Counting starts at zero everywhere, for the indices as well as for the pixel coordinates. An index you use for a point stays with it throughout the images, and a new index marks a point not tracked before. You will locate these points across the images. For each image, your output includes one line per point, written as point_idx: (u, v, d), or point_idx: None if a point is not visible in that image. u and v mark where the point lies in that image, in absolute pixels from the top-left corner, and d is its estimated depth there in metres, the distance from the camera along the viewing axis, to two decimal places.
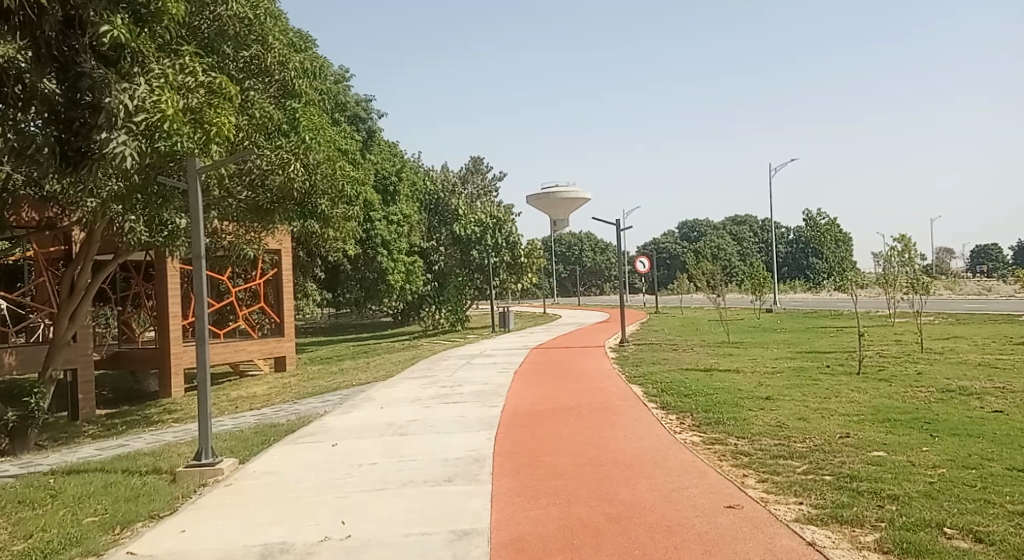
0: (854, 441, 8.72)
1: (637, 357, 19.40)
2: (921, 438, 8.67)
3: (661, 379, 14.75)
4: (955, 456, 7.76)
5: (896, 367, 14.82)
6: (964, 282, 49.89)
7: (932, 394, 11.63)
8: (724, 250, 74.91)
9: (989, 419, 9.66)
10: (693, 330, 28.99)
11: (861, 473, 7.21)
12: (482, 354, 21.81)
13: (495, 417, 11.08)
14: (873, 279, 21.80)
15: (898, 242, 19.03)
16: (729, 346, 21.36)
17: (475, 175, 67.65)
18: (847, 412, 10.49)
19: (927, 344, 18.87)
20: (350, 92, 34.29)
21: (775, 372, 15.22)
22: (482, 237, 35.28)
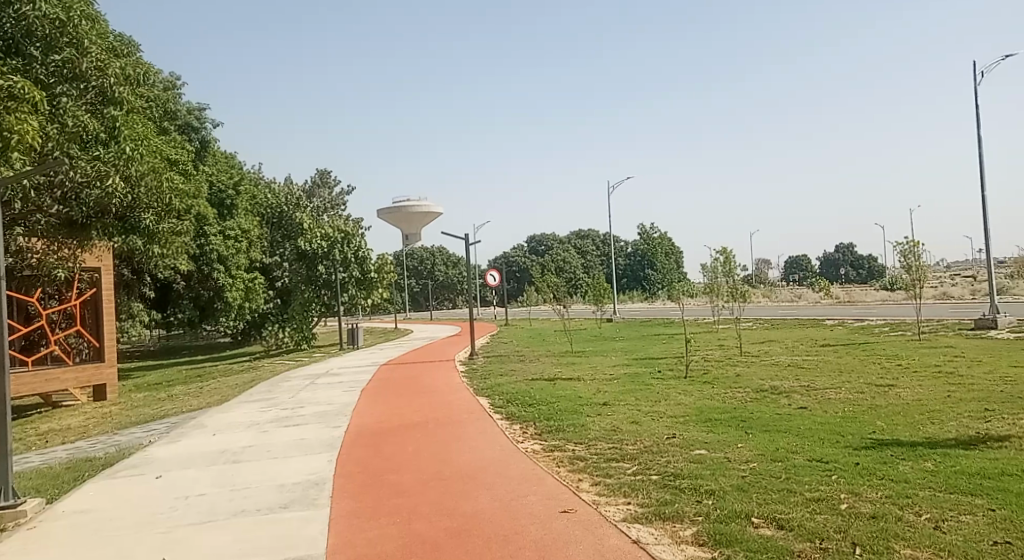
0: (680, 441, 9.30)
1: (485, 369, 19.63)
2: (738, 436, 9.40)
3: (507, 390, 15.01)
4: (765, 451, 8.48)
5: (718, 370, 15.99)
6: (779, 290, 54.73)
7: (748, 395, 12.66)
8: (569, 263, 77.48)
9: (795, 415, 10.68)
10: (539, 341, 29.81)
11: (684, 471, 7.71)
12: (326, 372, 21.22)
13: (336, 437, 10.78)
14: (700, 289, 23.42)
15: (720, 254, 20.59)
16: (572, 356, 22.11)
17: (322, 188, 65.87)
18: (674, 414, 11.18)
19: (746, 348, 20.47)
20: (180, 100, 32.28)
21: (613, 379, 15.91)
22: (329, 251, 34.31)
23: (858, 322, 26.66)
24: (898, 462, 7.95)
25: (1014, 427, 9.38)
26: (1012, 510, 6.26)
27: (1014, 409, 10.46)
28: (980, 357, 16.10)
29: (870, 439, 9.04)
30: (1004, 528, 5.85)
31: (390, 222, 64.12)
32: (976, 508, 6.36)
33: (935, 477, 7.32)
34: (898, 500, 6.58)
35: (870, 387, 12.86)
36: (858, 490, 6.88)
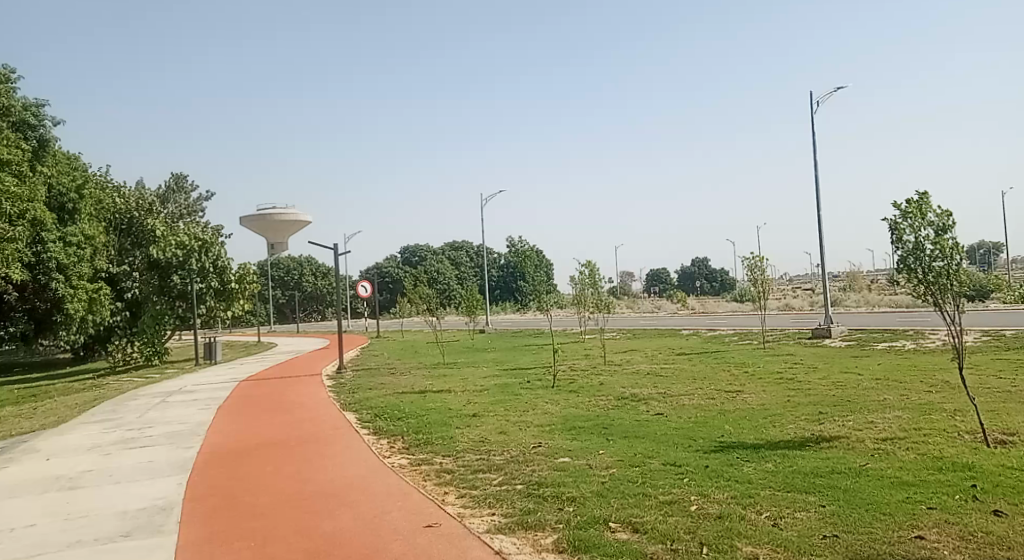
0: (545, 450, 9.47)
1: (353, 383, 19.19)
2: (600, 442, 9.69)
3: (374, 404, 14.74)
4: (625, 457, 8.80)
5: (583, 379, 16.45)
6: (642, 302, 57.13)
7: (610, 402, 13.10)
8: (442, 275, 77.34)
9: (652, 421, 11.16)
10: (410, 353, 29.53)
11: (548, 480, 7.86)
12: (180, 389, 19.98)
13: (189, 458, 10.18)
14: (568, 300, 24.02)
15: (586, 266, 21.25)
16: (442, 367, 22.05)
17: (178, 193, 62.21)
18: (540, 423, 11.40)
19: (610, 357, 21.19)
20: (14, 94, 29.48)
21: (483, 389, 16.00)
22: (185, 261, 32.49)
23: (711, 332, 28.25)
24: (743, 464, 8.48)
25: (844, 428, 10.25)
26: (840, 505, 6.84)
27: (844, 411, 11.44)
28: (816, 363, 17.49)
29: (719, 442, 9.59)
30: (833, 521, 6.38)
31: (254, 230, 61.57)
32: (809, 504, 6.89)
33: (775, 476, 7.87)
34: (743, 500, 7.02)
35: (721, 393, 13.66)
36: (707, 492, 7.28)
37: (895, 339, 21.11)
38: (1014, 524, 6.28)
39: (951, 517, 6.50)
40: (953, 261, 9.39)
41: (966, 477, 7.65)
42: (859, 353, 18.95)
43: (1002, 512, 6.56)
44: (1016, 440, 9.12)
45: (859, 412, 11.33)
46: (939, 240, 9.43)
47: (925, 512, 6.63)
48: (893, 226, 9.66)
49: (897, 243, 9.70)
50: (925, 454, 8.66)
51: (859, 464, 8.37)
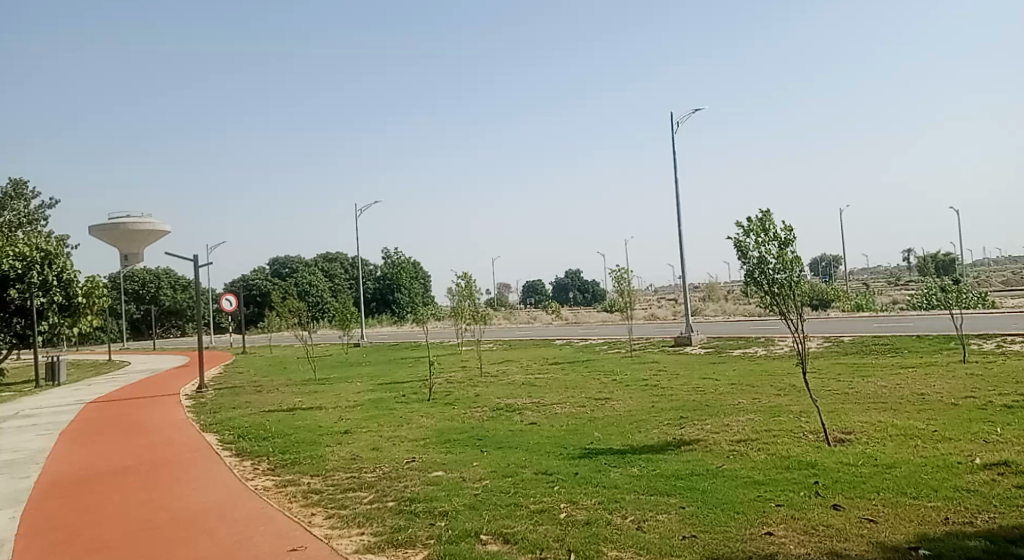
0: (418, 464, 9.36)
1: (215, 402, 18.20)
2: (473, 455, 9.70)
3: (238, 424, 14.04)
4: (497, 468, 8.84)
5: (459, 391, 16.42)
6: (518, 313, 57.84)
7: (485, 414, 13.14)
8: (314, 287, 75.15)
9: (526, 430, 11.31)
10: (278, 369, 28.40)
11: (420, 495, 7.76)
12: (16, 415, 18.19)
13: (26, 489, 9.30)
14: (444, 312, 23.91)
15: (462, 277, 21.26)
16: (313, 383, 21.35)
17: (16, 200, 56.94)
18: (413, 438, 11.26)
19: (485, 369, 21.27)
20: None
21: (355, 405, 15.60)
22: (26, 273, 29.47)
23: (583, 342, 28.96)
24: (610, 469, 8.72)
25: (703, 431, 10.79)
26: (698, 506, 7.16)
27: (704, 416, 12.04)
28: (680, 370, 18.34)
29: (589, 449, 9.84)
30: (691, 522, 6.68)
31: (105, 241, 57.37)
32: (671, 507, 7.18)
33: (640, 481, 8.14)
34: (610, 505, 7.22)
35: (591, 401, 14.03)
36: (576, 499, 7.44)
37: (749, 346, 22.48)
38: (850, 516, 6.82)
39: (797, 512, 6.96)
40: (793, 273, 10.15)
41: (810, 475, 8.24)
42: (718, 360, 20.02)
43: (841, 506, 7.10)
44: (852, 437, 9.94)
45: (716, 416, 11.97)
46: (781, 254, 10.16)
47: (774, 509, 7.07)
48: (739, 243, 10.32)
49: (744, 259, 10.36)
50: (774, 453, 9.26)
51: (716, 465, 8.83)
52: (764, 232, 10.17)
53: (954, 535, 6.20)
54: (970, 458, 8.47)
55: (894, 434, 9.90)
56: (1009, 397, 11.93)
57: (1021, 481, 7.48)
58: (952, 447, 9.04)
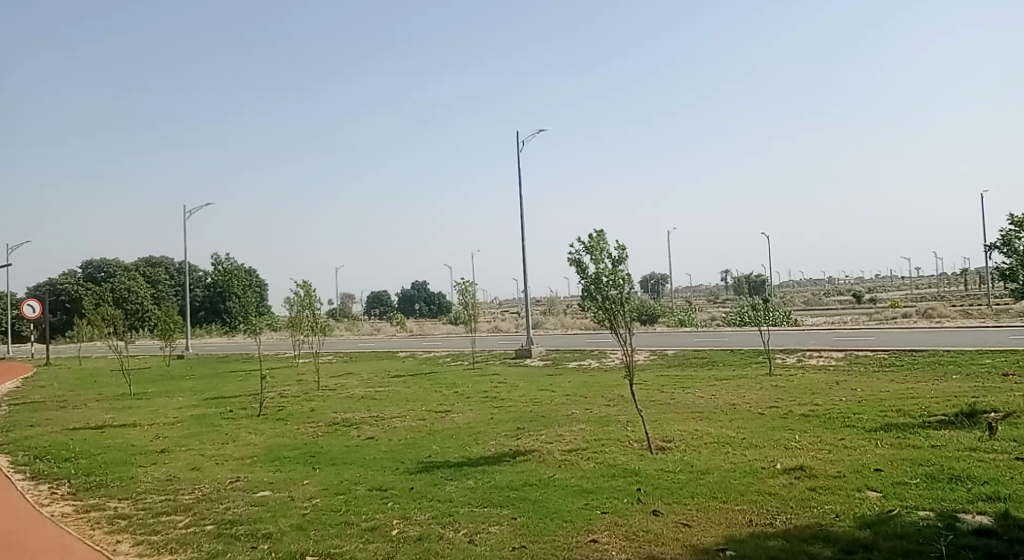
0: (243, 484, 8.86)
1: (9, 420, 16.27)
2: (304, 472, 9.33)
3: (37, 444, 12.64)
4: (329, 485, 8.55)
5: (292, 406, 15.75)
6: (360, 324, 56.63)
7: (319, 429, 12.68)
8: (135, 293, 69.56)
9: (361, 445, 11.04)
10: (89, 383, 25.90)
11: (242, 517, 7.35)
12: None
13: None
14: (279, 322, 22.88)
15: (300, 287, 20.47)
16: (130, 398, 19.66)
17: None
18: (239, 456, 10.65)
19: (322, 382, 20.57)
20: None
21: (175, 422, 14.52)
22: None
23: (425, 354, 28.82)
24: (445, 483, 8.70)
25: (538, 442, 11.05)
26: (529, 516, 7.30)
27: (539, 427, 12.32)
28: (518, 382, 18.67)
29: (425, 463, 9.77)
30: (522, 533, 6.79)
31: None
32: (503, 518, 7.27)
33: (474, 493, 8.19)
34: (442, 519, 7.19)
35: (430, 413, 13.94)
36: (409, 514, 7.34)
37: (585, 359, 23.34)
38: (668, 521, 7.22)
39: (621, 519, 7.28)
40: (625, 289, 10.68)
41: (633, 482, 8.65)
42: (554, 372, 20.59)
43: (661, 512, 7.50)
44: (672, 445, 10.57)
45: (551, 426, 12.30)
46: (615, 272, 10.66)
47: (600, 516, 7.35)
48: (578, 259, 10.72)
49: (581, 275, 10.75)
50: (602, 462, 9.64)
51: (548, 475, 9.05)
52: (600, 250, 10.63)
53: (757, 536, 6.74)
54: (773, 463, 9.25)
55: (708, 442, 10.65)
56: (806, 406, 13.21)
57: (814, 483, 8.27)
58: (758, 454, 9.84)
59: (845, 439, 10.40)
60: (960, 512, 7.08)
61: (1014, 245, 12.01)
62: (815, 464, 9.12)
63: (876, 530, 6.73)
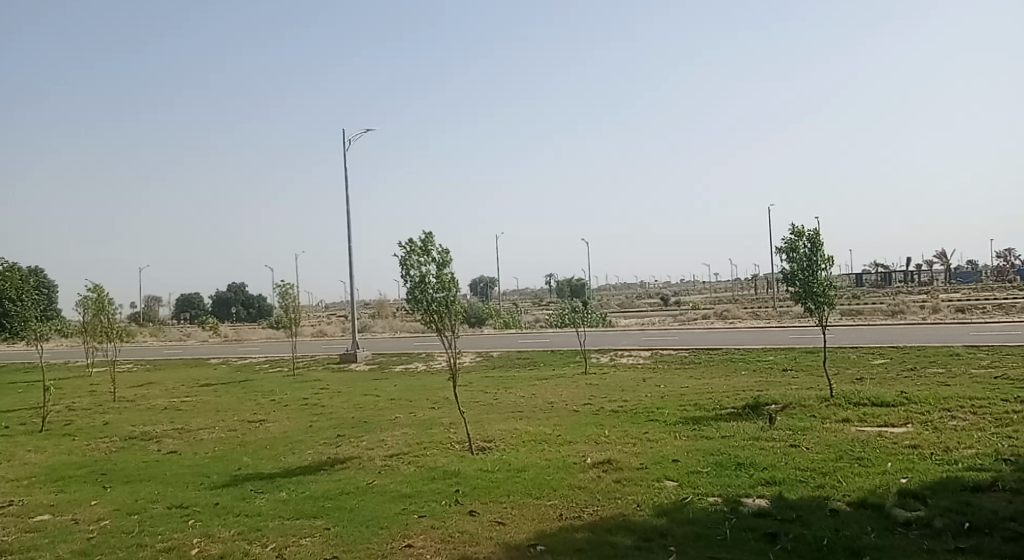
0: (18, 509, 7.92)
1: None
2: (93, 492, 8.51)
3: None
4: (121, 505, 7.85)
5: (83, 420, 14.29)
6: (168, 329, 52.54)
7: (113, 444, 11.61)
8: None
9: (162, 460, 10.24)
10: None
11: (15, 546, 6.58)
12: None
13: None
14: (70, 328, 20.70)
15: (93, 289, 18.62)
16: None
17: None
18: (16, 478, 9.50)
19: (119, 393, 18.81)
20: None
21: None
22: None
23: (240, 361, 27.24)
24: (255, 496, 8.28)
25: (357, 448, 10.82)
26: (343, 526, 7.13)
27: (359, 433, 12.07)
28: (340, 388, 18.18)
29: (234, 476, 9.25)
30: (335, 543, 6.62)
31: None
32: (315, 529, 7.03)
33: (285, 505, 7.85)
34: (249, 534, 6.83)
35: (243, 424, 13.21)
36: (212, 531, 6.91)
37: (411, 362, 23.21)
38: (483, 521, 7.34)
39: (437, 522, 7.29)
40: (451, 292, 10.73)
41: (452, 484, 8.71)
42: (378, 376, 20.26)
43: (477, 512, 7.61)
44: (492, 445, 10.76)
45: (372, 432, 12.10)
46: (440, 275, 10.68)
47: (416, 520, 7.32)
48: (403, 261, 10.65)
49: (406, 277, 10.67)
50: (421, 466, 9.63)
51: (366, 482, 8.90)
52: (426, 252, 10.62)
53: (566, 529, 7.01)
54: (584, 458, 9.70)
55: (525, 440, 10.96)
56: (616, 403, 13.98)
57: (620, 475, 8.76)
58: (570, 450, 10.27)
59: (649, 432, 11.13)
60: (742, 496, 7.80)
61: (794, 250, 13.45)
62: (622, 457, 9.66)
63: (672, 517, 7.24)
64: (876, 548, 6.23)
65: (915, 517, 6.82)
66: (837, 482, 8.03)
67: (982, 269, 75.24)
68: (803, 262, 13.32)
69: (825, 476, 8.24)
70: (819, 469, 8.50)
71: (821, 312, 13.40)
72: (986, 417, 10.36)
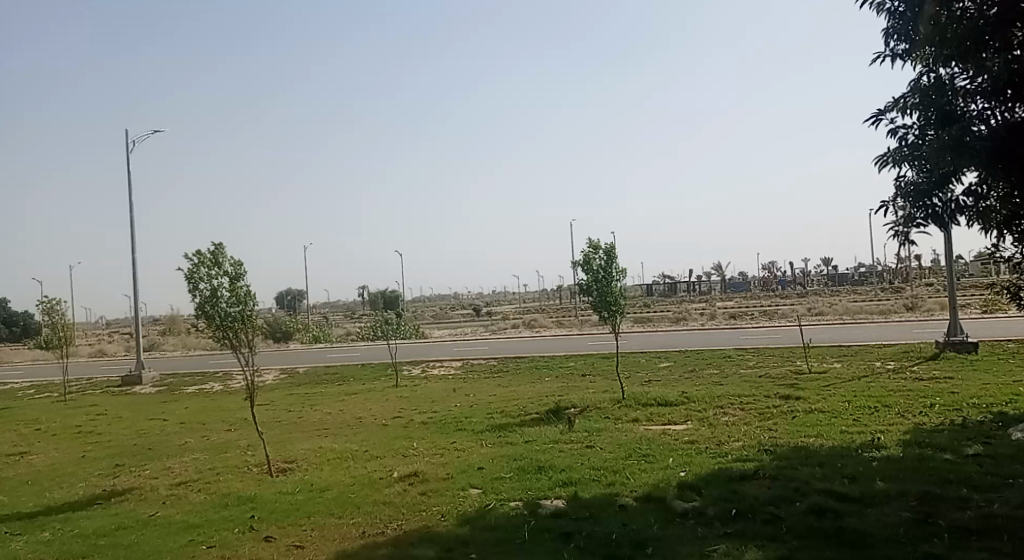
0: None
1: None
2: None
3: None
4: None
5: None
6: None
7: None
8: None
9: None
10: None
11: None
12: None
13: None
14: None
15: None
16: None
17: None
18: None
19: None
20: None
21: None
22: None
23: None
24: (11, 540, 7.32)
25: (139, 478, 9.92)
26: None
27: (143, 461, 11.09)
28: (120, 413, 16.56)
29: None
30: None
31: None
32: None
33: (48, 547, 7.01)
34: None
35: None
36: None
37: (205, 382, 21.73)
38: (280, 545, 7.01)
39: (228, 551, 6.86)
40: (247, 306, 10.20)
41: (247, 509, 8.24)
42: (167, 399, 18.71)
43: (272, 537, 7.24)
44: (293, 466, 10.32)
45: (157, 459, 11.16)
46: (233, 288, 10.10)
47: (205, 552, 6.84)
48: (190, 274, 9.96)
49: (195, 292, 9.97)
50: (213, 493, 9.01)
51: (148, 514, 8.18)
52: (217, 264, 10.02)
53: (367, 547, 6.87)
54: (389, 473, 9.58)
55: (329, 459, 10.62)
56: (424, 414, 13.97)
57: (425, 487, 8.76)
58: (377, 465, 10.10)
59: (455, 442, 11.23)
60: (541, 499, 8.08)
61: (590, 263, 14.20)
62: (428, 468, 9.65)
63: (474, 525, 7.33)
64: (658, 539, 6.71)
65: (692, 507, 7.44)
66: (626, 479, 8.56)
67: (753, 279, 84.03)
68: (598, 273, 14.11)
69: (616, 474, 8.75)
70: (611, 468, 9.01)
71: (614, 320, 14.27)
72: (754, 411, 11.56)
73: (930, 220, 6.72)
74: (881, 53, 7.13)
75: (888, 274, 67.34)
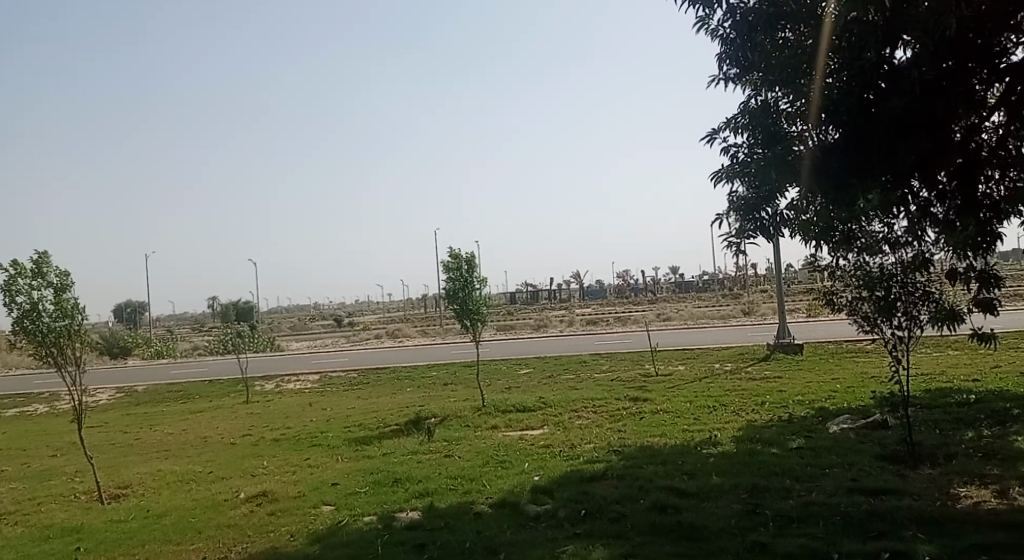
0: None
1: None
2: None
3: None
4: None
5: None
6: None
7: None
8: None
9: None
10: None
11: None
12: None
13: None
14: None
15: None
16: None
17: None
18: None
19: None
20: None
21: None
22: None
23: None
24: None
25: None
26: None
27: None
28: None
29: None
30: None
31: None
32: None
33: None
34: None
35: None
36: None
37: (29, 404, 19.77)
38: None
39: None
40: (75, 320, 9.43)
41: (72, 541, 7.58)
42: None
43: None
44: (128, 492, 9.61)
45: None
46: (59, 301, 9.31)
47: None
48: (8, 285, 9.09)
49: (13, 304, 9.10)
50: (33, 525, 8.23)
51: None
52: (41, 275, 9.22)
53: None
54: (236, 494, 9.13)
55: (169, 482, 9.97)
56: (276, 431, 13.43)
57: (275, 507, 8.42)
58: (222, 487, 9.60)
59: (309, 458, 10.88)
60: (396, 512, 7.98)
61: (449, 272, 14.24)
62: (278, 487, 9.29)
63: (325, 542, 7.13)
64: (510, 544, 6.82)
65: (544, 510, 7.61)
66: (482, 486, 8.63)
67: (608, 287, 86.99)
68: (457, 282, 14.18)
69: (472, 482, 8.81)
70: (468, 476, 9.06)
71: (473, 328, 14.37)
72: (605, 414, 12.01)
73: (759, 230, 7.54)
74: (716, 76, 7.66)
75: (730, 282, 71.94)
